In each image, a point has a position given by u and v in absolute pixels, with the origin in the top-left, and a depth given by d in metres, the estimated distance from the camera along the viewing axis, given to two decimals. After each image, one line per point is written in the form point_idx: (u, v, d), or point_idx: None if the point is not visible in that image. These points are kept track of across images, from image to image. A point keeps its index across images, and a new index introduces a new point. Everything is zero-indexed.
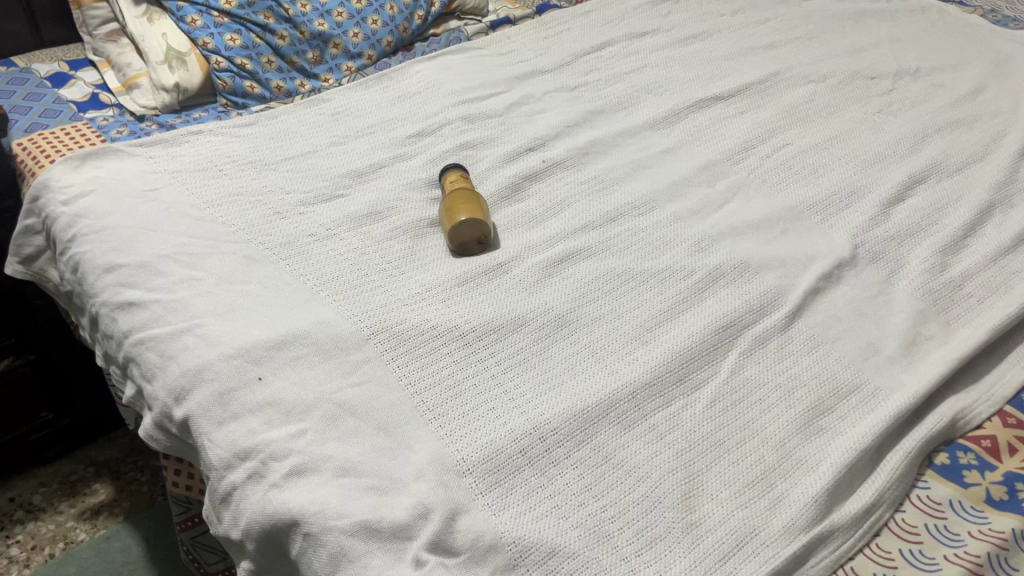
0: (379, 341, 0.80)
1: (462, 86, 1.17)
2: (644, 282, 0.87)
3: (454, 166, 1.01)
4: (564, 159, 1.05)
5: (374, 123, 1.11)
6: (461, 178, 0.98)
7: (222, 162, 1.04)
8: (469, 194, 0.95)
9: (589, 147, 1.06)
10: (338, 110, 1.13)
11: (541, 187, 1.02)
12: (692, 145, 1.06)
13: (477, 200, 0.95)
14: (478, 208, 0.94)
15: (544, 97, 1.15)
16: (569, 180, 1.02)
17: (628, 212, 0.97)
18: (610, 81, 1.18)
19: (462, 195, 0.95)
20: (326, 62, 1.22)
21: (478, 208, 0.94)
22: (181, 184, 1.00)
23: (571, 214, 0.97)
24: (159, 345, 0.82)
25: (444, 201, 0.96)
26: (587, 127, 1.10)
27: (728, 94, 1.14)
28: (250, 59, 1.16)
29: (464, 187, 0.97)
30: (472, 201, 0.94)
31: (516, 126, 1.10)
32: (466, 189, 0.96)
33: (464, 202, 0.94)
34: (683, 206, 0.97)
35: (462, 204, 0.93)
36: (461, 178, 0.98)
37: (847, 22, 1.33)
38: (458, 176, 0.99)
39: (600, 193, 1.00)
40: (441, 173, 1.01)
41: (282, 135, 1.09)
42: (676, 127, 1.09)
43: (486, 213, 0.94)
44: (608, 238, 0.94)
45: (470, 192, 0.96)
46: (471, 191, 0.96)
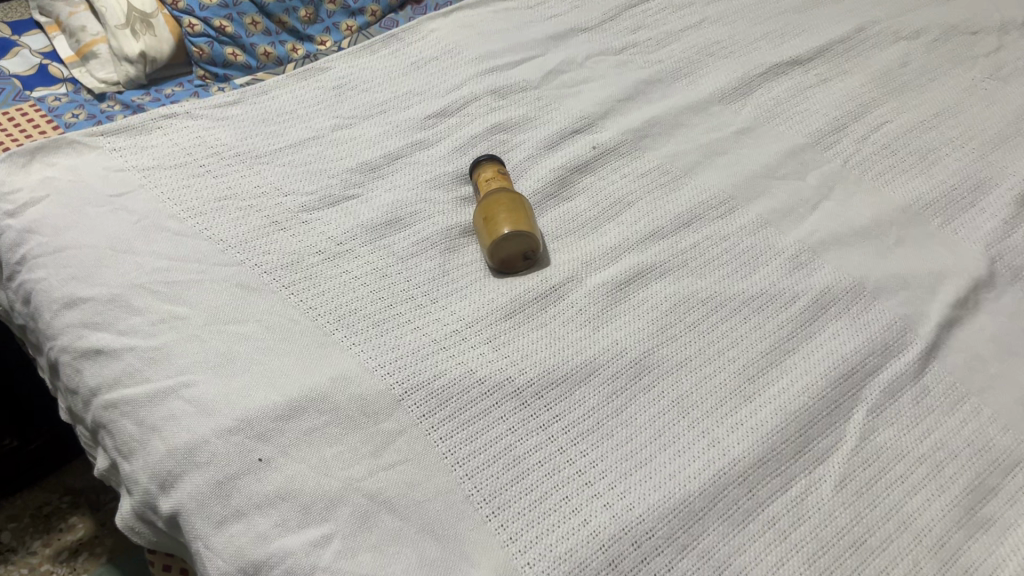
0: (414, 404, 0.64)
1: (488, 49, 0.98)
2: (736, 311, 0.71)
3: (489, 158, 0.83)
4: (618, 145, 0.87)
5: (385, 100, 0.92)
6: (499, 175, 0.81)
7: (204, 156, 0.85)
8: (512, 197, 0.78)
9: (647, 127, 0.89)
10: (341, 83, 0.94)
11: (593, 181, 0.84)
12: (771, 124, 0.88)
13: (522, 205, 0.78)
14: (524, 217, 0.76)
15: (588, 61, 0.97)
16: (627, 172, 0.85)
17: (704, 215, 0.80)
18: (663, 41, 0.99)
19: (501, 200, 0.77)
20: (322, 21, 1.02)
21: (525, 217, 0.76)
22: (155, 187, 0.81)
23: (634, 218, 0.80)
24: (136, 410, 0.65)
25: (478, 208, 0.78)
26: (641, 103, 0.92)
27: (806, 57, 0.96)
28: (230, 20, 0.96)
29: (504, 188, 0.79)
30: (517, 208, 0.77)
31: (556, 102, 0.92)
32: (506, 190, 0.79)
33: (506, 209, 0.76)
34: (769, 206, 0.80)
35: (503, 212, 0.76)
36: (498, 176, 0.80)
37: None
38: (495, 171, 0.81)
39: (666, 188, 0.83)
40: (472, 166, 0.83)
41: (275, 117, 0.90)
42: (748, 100, 0.91)
43: (533, 223, 0.77)
44: (684, 250, 0.76)
45: (513, 195, 0.78)
46: (514, 193, 0.79)
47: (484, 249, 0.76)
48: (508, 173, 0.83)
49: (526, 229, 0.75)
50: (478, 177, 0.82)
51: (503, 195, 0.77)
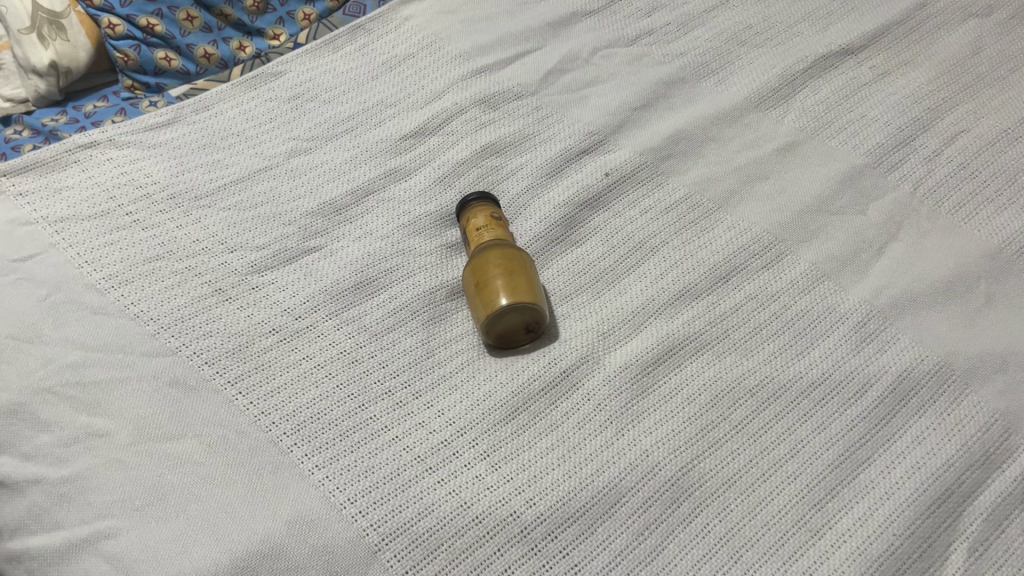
0: (396, 556, 0.51)
1: (474, 43, 0.81)
2: (792, 404, 0.57)
3: (480, 199, 0.68)
4: (636, 170, 0.72)
5: (351, 114, 0.76)
6: (493, 223, 0.66)
7: (130, 200, 0.69)
8: (511, 253, 0.63)
9: (670, 146, 0.73)
10: (297, 93, 0.78)
11: (607, 219, 0.69)
12: (820, 137, 0.73)
13: (524, 263, 0.63)
14: (527, 279, 0.62)
15: (596, 56, 0.80)
16: (648, 205, 0.70)
17: (744, 266, 0.65)
18: (685, 26, 0.83)
19: (498, 257, 0.62)
20: (273, 10, 0.84)
21: (527, 279, 0.62)
22: (69, 246, 0.66)
23: (660, 269, 0.65)
24: (46, 567, 0.52)
25: (469, 266, 0.64)
26: (661, 111, 0.76)
27: (858, 45, 0.79)
28: (159, 17, 0.78)
29: (501, 240, 0.64)
30: (517, 268, 0.62)
31: (559, 112, 0.76)
32: (503, 243, 0.64)
33: (505, 270, 0.62)
34: (825, 251, 0.65)
35: (502, 274, 0.61)
36: (493, 224, 0.66)
37: None
38: (489, 217, 0.66)
39: (697, 229, 0.68)
40: (460, 210, 0.68)
41: (217, 141, 0.74)
42: (792, 104, 0.76)
43: (538, 286, 0.62)
44: (723, 315, 0.62)
45: (513, 249, 0.63)
46: (514, 247, 0.64)
47: (477, 320, 0.61)
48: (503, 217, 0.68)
49: (530, 295, 0.61)
50: (467, 224, 0.67)
51: (500, 251, 0.62)
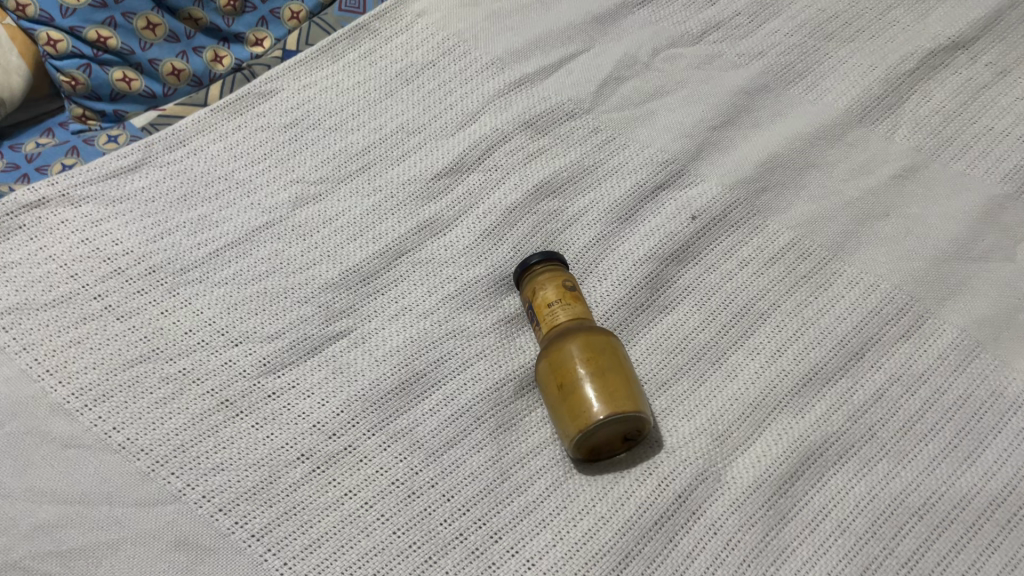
0: None
1: (506, 45, 0.66)
2: (971, 530, 0.46)
3: (547, 265, 0.54)
4: (727, 211, 0.59)
5: (366, 145, 0.62)
6: (568, 298, 0.52)
7: (96, 278, 0.54)
8: (597, 341, 0.50)
9: (763, 176, 0.60)
10: (294, 120, 0.63)
11: (700, 276, 0.56)
12: (943, 158, 0.60)
13: (615, 353, 0.50)
14: (623, 375, 0.49)
15: (657, 59, 0.66)
16: (747, 257, 0.57)
17: (879, 336, 0.53)
18: (758, 15, 0.68)
19: (583, 348, 0.49)
20: (253, 8, 0.67)
21: (622, 375, 0.49)
22: (22, 349, 0.50)
23: (775, 343, 0.53)
24: None
25: (544, 357, 0.50)
26: (745, 129, 0.63)
27: (969, 36, 0.66)
28: (113, 27, 0.62)
29: (581, 322, 0.51)
30: (609, 362, 0.49)
31: (623, 135, 0.62)
32: (585, 327, 0.50)
33: (595, 366, 0.48)
34: (974, 311, 0.54)
35: (591, 371, 0.48)
36: (568, 298, 0.52)
37: None
38: (561, 289, 0.53)
39: (813, 286, 0.55)
40: (522, 277, 0.54)
41: (202, 188, 0.59)
42: (901, 115, 0.63)
43: (634, 381, 0.49)
44: (864, 405, 0.50)
45: (598, 334, 0.50)
46: (599, 331, 0.50)
47: (563, 431, 0.48)
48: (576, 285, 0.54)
49: (629, 396, 0.48)
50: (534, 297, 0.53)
51: (586, 340, 0.49)
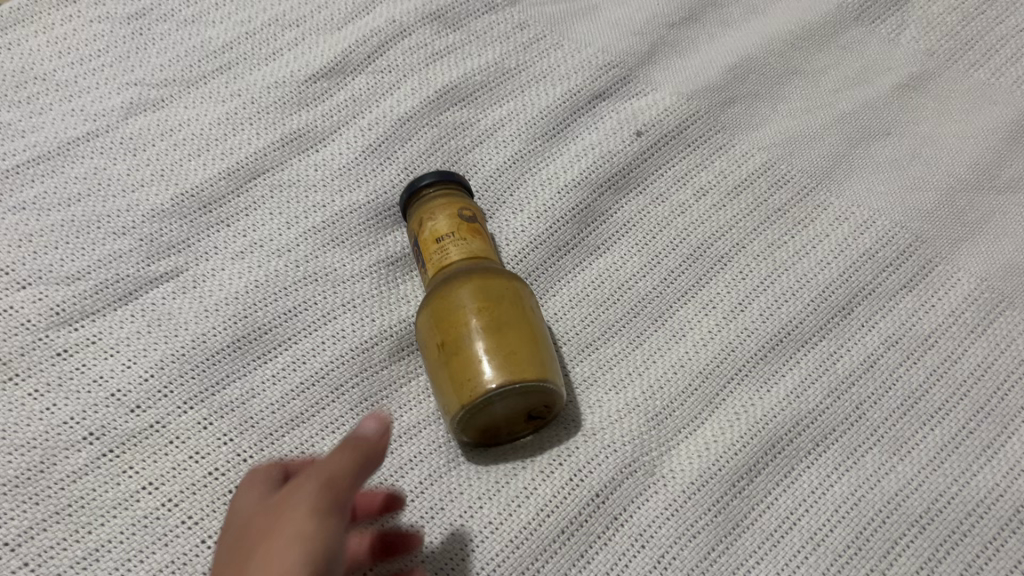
0: None
1: None
2: (990, 548, 0.34)
3: (441, 185, 0.40)
4: (682, 127, 0.46)
5: (228, 41, 0.48)
6: (465, 227, 0.38)
7: None
8: (497, 285, 0.36)
9: (731, 85, 0.47)
10: (141, 9, 0.50)
11: (643, 208, 0.43)
12: (960, 64, 0.47)
13: (520, 301, 0.36)
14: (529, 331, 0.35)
15: None
16: (705, 185, 0.44)
17: (873, 287, 0.40)
18: None
19: (477, 293, 0.36)
20: None
21: (528, 332, 0.35)
22: None
23: (736, 294, 0.41)
24: None
25: (426, 306, 0.37)
26: (711, 27, 0.49)
27: None
28: None
29: (478, 261, 0.37)
30: (510, 313, 0.35)
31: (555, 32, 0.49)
32: (482, 266, 0.37)
33: (491, 319, 0.35)
34: (997, 256, 0.41)
35: (485, 325, 0.35)
36: (464, 228, 0.38)
37: None
38: (457, 216, 0.39)
39: (789, 222, 0.43)
40: (409, 201, 0.41)
41: (11, 90, 0.46)
42: (909, 12, 0.49)
43: (544, 339, 0.36)
44: (850, 376, 0.38)
45: (500, 275, 0.37)
46: (501, 271, 0.37)
47: (444, 406, 0.35)
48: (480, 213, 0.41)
49: (534, 360, 0.35)
50: (420, 226, 0.40)
51: (481, 283, 0.36)
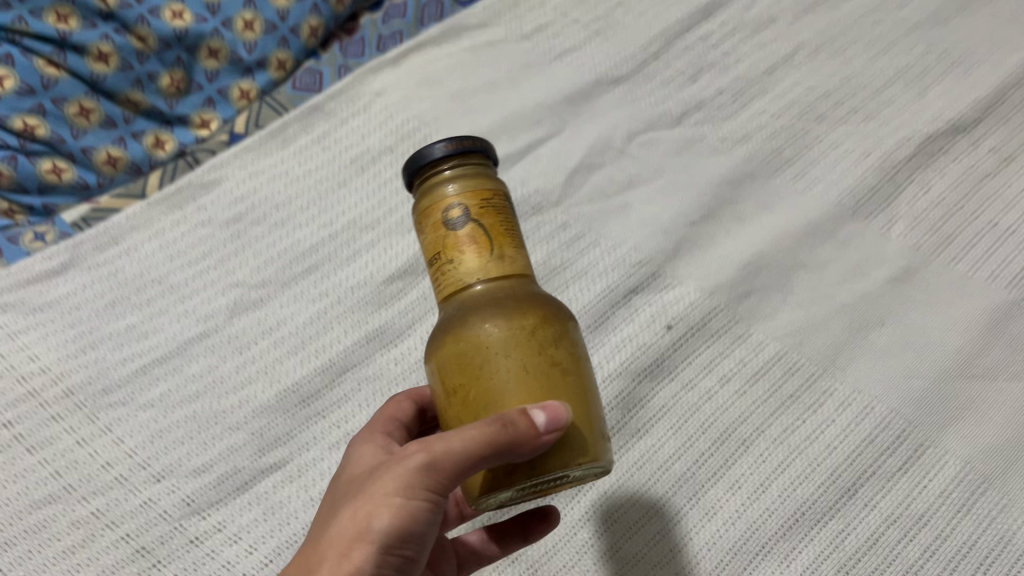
0: None
1: (472, 129, 0.62)
2: None
3: (455, 168, 0.34)
4: (707, 319, 0.53)
5: (315, 242, 0.57)
6: (484, 237, 0.32)
7: (5, 403, 0.49)
8: (523, 330, 0.31)
9: (747, 278, 0.55)
10: (238, 214, 0.58)
11: (676, 393, 0.51)
12: (943, 259, 0.55)
13: (556, 358, 0.32)
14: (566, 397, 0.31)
15: (632, 145, 0.61)
16: (728, 371, 0.51)
17: (873, 470, 0.48)
18: (743, 93, 0.64)
19: (495, 340, 0.31)
20: (198, 89, 0.64)
21: (564, 387, 0.32)
22: None
23: (759, 475, 0.48)
24: None
25: (439, 359, 0.33)
26: (728, 223, 0.58)
27: (970, 120, 0.61)
28: (41, 116, 0.58)
29: (500, 286, 0.32)
30: (542, 384, 0.31)
31: (593, 230, 0.57)
32: (500, 292, 0.32)
33: (526, 381, 0.31)
34: (979, 439, 0.48)
35: (511, 394, 0.31)
36: (481, 240, 0.32)
37: None
38: (466, 210, 0.32)
39: (801, 408, 0.50)
40: (419, 172, 0.34)
41: (135, 293, 0.54)
42: (898, 208, 0.58)
43: (587, 396, 0.32)
44: (857, 552, 0.45)
45: (526, 322, 0.31)
46: (529, 309, 0.32)
47: (468, 486, 0.33)
48: (495, 177, 0.34)
49: (562, 441, 0.31)
50: (425, 216, 0.33)
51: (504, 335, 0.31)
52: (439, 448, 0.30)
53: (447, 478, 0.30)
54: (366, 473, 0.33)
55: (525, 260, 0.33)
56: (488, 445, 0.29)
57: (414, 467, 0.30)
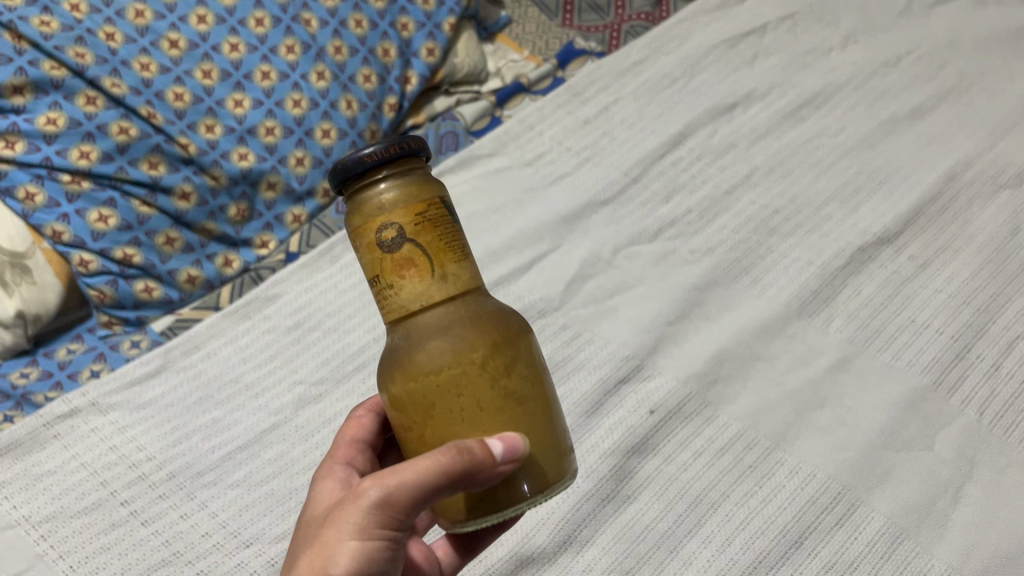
0: None
1: (487, 245, 0.76)
2: None
3: (389, 185, 0.39)
4: (682, 403, 0.66)
5: (362, 345, 0.69)
6: (425, 261, 0.38)
7: (122, 485, 0.61)
8: (466, 361, 0.38)
9: (713, 368, 0.68)
10: (297, 321, 0.71)
11: (658, 466, 0.63)
12: (872, 349, 0.68)
13: (506, 387, 0.39)
14: (519, 422, 0.39)
15: (618, 258, 0.75)
16: (700, 446, 0.64)
17: (816, 524, 0.60)
18: (708, 212, 0.78)
19: (442, 374, 0.38)
20: (259, 215, 0.78)
21: (508, 407, 0.39)
22: (59, 556, 0.57)
23: (725, 531, 0.60)
24: None
25: (395, 386, 0.39)
26: (697, 322, 0.71)
27: (893, 231, 0.75)
28: (137, 246, 0.70)
29: (442, 308, 0.39)
30: (494, 411, 0.38)
31: (588, 331, 0.71)
32: (442, 322, 0.38)
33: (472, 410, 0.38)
34: (898, 499, 0.60)
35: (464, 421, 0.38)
36: (422, 265, 0.38)
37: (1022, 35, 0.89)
38: (400, 230, 0.38)
39: (757, 476, 0.62)
40: (350, 182, 0.39)
41: (217, 391, 0.67)
42: (835, 308, 0.71)
43: (535, 424, 0.39)
44: None
45: (475, 356, 0.38)
46: (473, 335, 0.38)
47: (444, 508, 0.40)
48: (429, 188, 0.40)
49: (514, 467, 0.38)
50: (365, 232, 0.39)
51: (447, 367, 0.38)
52: (392, 482, 0.36)
53: (401, 506, 0.36)
54: (325, 515, 0.39)
55: (463, 268, 0.39)
56: (442, 473, 0.35)
57: (369, 505, 0.36)
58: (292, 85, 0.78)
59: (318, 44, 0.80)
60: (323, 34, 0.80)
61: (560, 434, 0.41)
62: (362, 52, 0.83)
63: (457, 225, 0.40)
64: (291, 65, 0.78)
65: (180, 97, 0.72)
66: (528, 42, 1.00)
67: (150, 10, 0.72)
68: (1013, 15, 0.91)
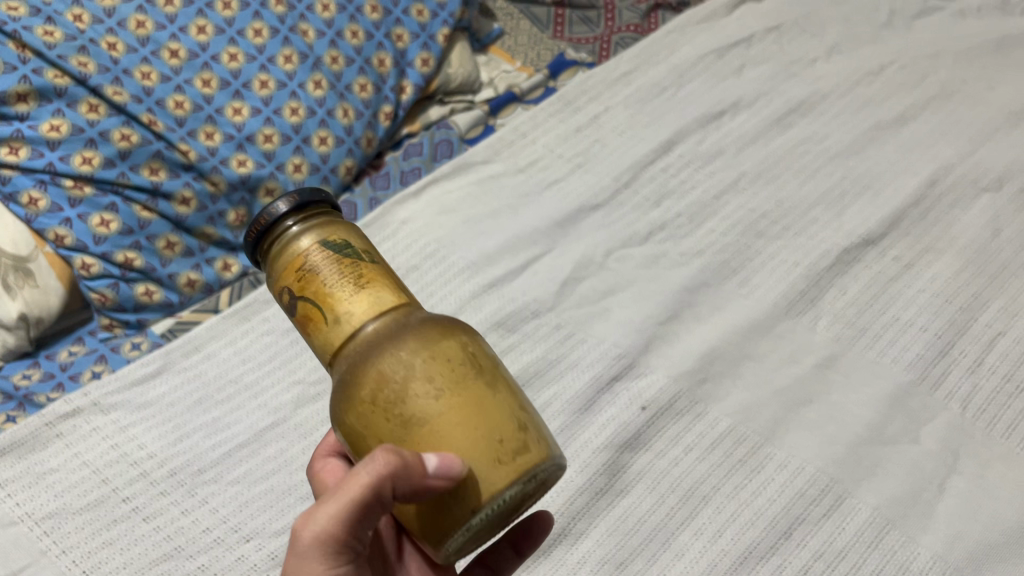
0: None
1: (482, 248, 0.77)
2: None
3: (287, 240, 0.39)
4: (673, 400, 0.68)
5: None
6: (317, 311, 0.37)
7: (124, 482, 0.62)
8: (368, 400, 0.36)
9: (704, 366, 0.69)
10: None
11: (651, 461, 0.65)
12: (858, 347, 0.70)
13: (406, 415, 0.35)
14: (438, 446, 0.35)
15: (610, 260, 0.77)
16: (691, 442, 0.65)
17: (804, 516, 0.61)
18: (697, 216, 0.80)
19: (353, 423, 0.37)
20: None
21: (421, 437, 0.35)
22: (61, 552, 0.58)
23: (716, 524, 0.61)
24: None
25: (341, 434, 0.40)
26: (688, 322, 0.73)
27: (878, 233, 0.77)
28: (138, 250, 0.72)
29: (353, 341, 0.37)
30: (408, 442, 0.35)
31: (581, 331, 0.72)
32: (348, 361, 0.37)
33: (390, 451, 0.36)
34: (884, 491, 0.62)
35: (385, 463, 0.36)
36: (316, 316, 0.37)
37: (996, 46, 0.92)
38: (294, 288, 0.38)
39: (746, 469, 0.64)
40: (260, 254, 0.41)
41: (217, 391, 0.68)
42: (821, 308, 0.73)
43: (457, 436, 0.35)
44: None
45: (368, 395, 0.36)
46: (365, 367, 0.36)
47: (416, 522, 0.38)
48: (320, 233, 0.39)
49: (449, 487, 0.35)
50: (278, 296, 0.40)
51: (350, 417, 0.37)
52: (325, 517, 0.34)
53: (342, 532, 0.35)
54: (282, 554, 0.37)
55: (371, 298, 0.37)
56: (375, 491, 0.33)
57: (305, 553, 0.35)
58: (290, 94, 0.79)
59: (315, 54, 0.82)
60: (320, 44, 0.82)
61: (509, 434, 0.36)
62: (358, 62, 0.85)
63: (352, 256, 0.38)
64: (288, 74, 0.80)
65: (180, 105, 0.74)
66: (520, 53, 1.03)
67: (151, 20, 0.73)
68: (988, 29, 0.94)
